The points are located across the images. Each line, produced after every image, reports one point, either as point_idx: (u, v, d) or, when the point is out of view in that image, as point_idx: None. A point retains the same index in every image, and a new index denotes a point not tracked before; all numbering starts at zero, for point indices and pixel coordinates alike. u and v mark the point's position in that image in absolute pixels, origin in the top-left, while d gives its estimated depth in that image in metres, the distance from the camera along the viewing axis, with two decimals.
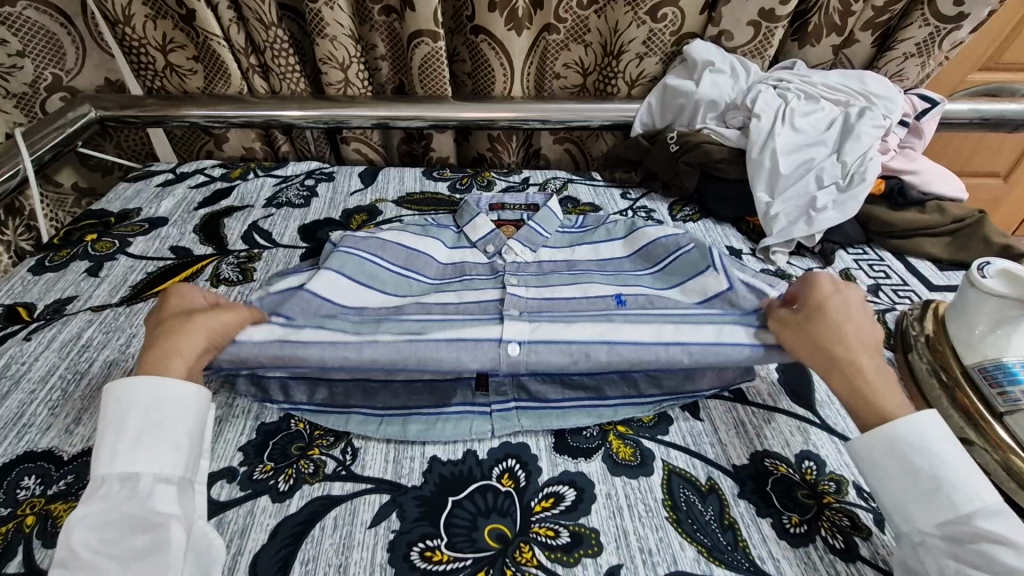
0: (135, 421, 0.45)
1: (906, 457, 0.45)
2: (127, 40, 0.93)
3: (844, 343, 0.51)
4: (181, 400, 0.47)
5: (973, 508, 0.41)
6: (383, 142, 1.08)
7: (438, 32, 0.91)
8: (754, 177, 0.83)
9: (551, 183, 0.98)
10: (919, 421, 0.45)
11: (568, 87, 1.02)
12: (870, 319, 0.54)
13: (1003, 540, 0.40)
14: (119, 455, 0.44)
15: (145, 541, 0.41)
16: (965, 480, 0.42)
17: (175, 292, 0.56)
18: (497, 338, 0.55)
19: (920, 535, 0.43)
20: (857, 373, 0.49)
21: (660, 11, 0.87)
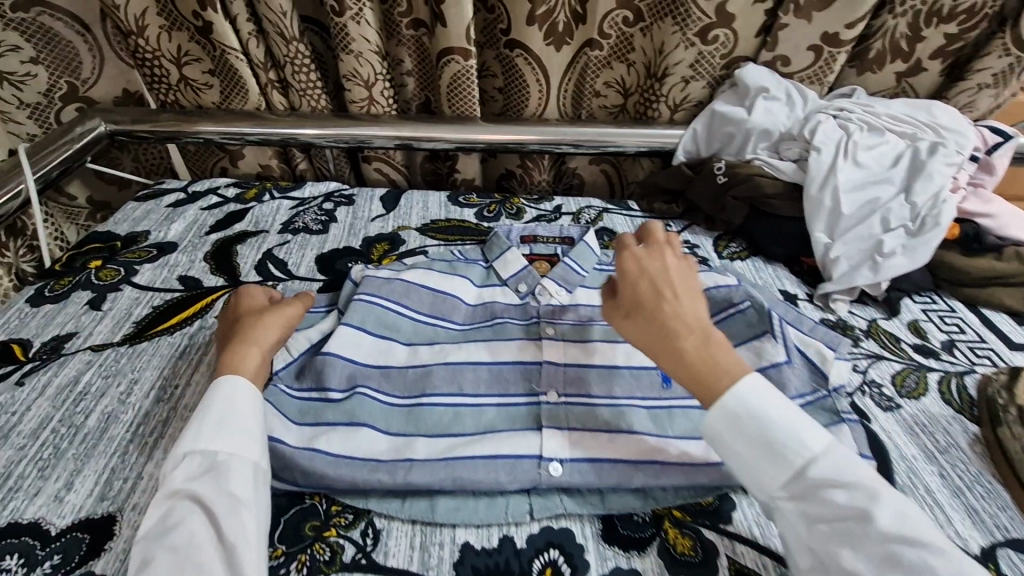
0: (214, 408, 0.49)
1: (741, 426, 0.46)
2: (140, 52, 0.88)
3: (664, 328, 0.49)
4: (252, 397, 0.52)
5: (808, 458, 0.45)
6: (405, 161, 1.02)
7: (470, 49, 0.84)
8: (812, 216, 0.76)
9: (585, 213, 0.91)
10: (739, 391, 0.46)
11: (607, 107, 0.95)
12: (677, 284, 0.53)
13: (838, 485, 0.43)
14: (201, 435, 0.48)
15: (221, 514, 0.44)
16: (795, 431, 0.45)
17: (249, 292, 0.63)
18: (537, 456, 0.52)
19: (774, 499, 0.45)
20: (681, 355, 0.48)
21: (711, 33, 0.81)
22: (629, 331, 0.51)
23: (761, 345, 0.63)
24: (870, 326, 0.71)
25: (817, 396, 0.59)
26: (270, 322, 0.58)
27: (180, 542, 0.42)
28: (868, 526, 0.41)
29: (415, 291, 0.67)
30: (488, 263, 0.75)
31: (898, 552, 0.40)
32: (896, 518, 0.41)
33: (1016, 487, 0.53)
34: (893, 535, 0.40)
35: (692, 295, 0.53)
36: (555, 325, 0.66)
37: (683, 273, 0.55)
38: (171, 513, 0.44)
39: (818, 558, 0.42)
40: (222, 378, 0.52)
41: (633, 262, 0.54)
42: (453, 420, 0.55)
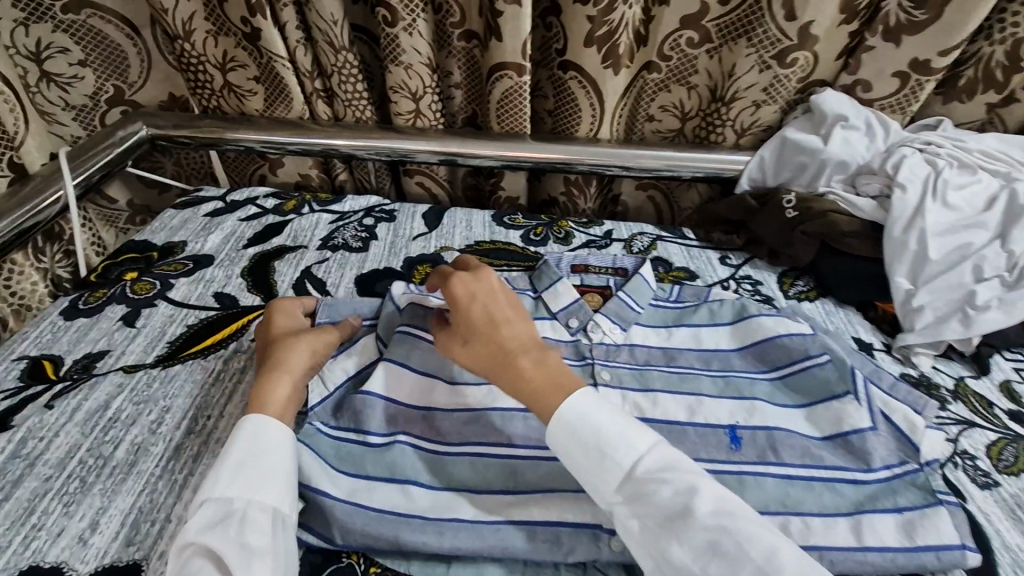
0: (234, 448, 0.46)
1: (574, 437, 0.44)
2: (186, 56, 0.85)
3: (502, 351, 0.49)
4: (273, 429, 0.48)
5: (633, 458, 0.43)
6: (448, 176, 0.98)
7: (525, 65, 0.80)
8: (893, 259, 0.69)
9: (637, 240, 0.86)
10: (567, 401, 0.45)
11: (662, 132, 0.90)
12: (505, 301, 0.53)
13: (662, 478, 0.41)
14: (218, 480, 0.44)
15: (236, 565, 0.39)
16: (618, 432, 0.44)
17: (279, 310, 0.62)
18: (595, 525, 0.47)
19: (611, 507, 0.43)
20: (518, 375, 0.48)
21: (790, 56, 0.76)
22: (469, 358, 0.50)
23: (842, 407, 0.57)
24: (958, 385, 0.65)
25: (907, 470, 0.53)
26: (302, 346, 0.56)
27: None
28: (690, 520, 0.39)
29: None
30: (536, 294, 0.71)
31: (721, 543, 0.38)
32: (718, 508, 0.40)
33: None
34: (711, 526, 0.38)
35: (523, 314, 0.53)
36: (611, 368, 0.63)
37: (510, 290, 0.55)
38: (185, 568, 0.40)
39: (654, 562, 0.40)
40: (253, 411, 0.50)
41: (462, 282, 0.53)
42: (504, 475, 0.51)
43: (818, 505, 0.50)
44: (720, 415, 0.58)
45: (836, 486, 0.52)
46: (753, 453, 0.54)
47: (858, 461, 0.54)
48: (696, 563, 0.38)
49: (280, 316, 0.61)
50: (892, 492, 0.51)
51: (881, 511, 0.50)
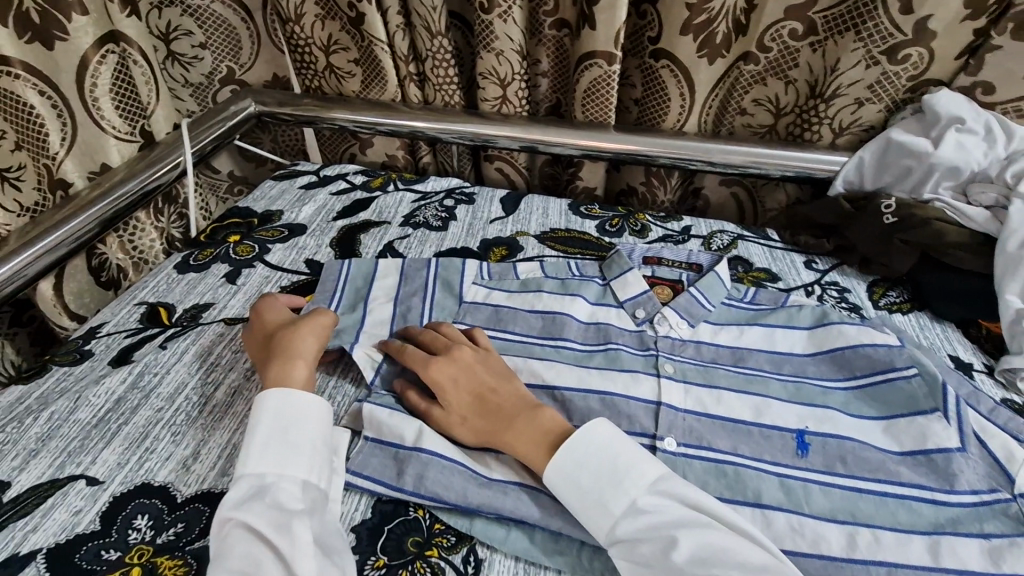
0: (261, 429, 0.50)
1: (570, 486, 0.48)
2: (295, 38, 0.91)
3: (496, 423, 0.53)
4: (298, 402, 0.52)
5: (621, 512, 0.46)
6: (527, 163, 1.00)
7: (616, 54, 0.79)
8: (1005, 274, 0.64)
9: (717, 238, 0.83)
10: (557, 454, 0.49)
11: (753, 127, 0.86)
12: (482, 370, 0.57)
13: (650, 535, 0.44)
14: (249, 458, 0.49)
15: (277, 531, 0.44)
16: (603, 490, 0.47)
17: (266, 306, 0.64)
18: None
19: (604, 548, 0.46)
20: (510, 438, 0.52)
21: (901, 52, 0.71)
22: (466, 433, 0.54)
23: (927, 424, 0.54)
24: None
25: (998, 498, 0.49)
26: (305, 331, 0.59)
27: (236, 563, 0.42)
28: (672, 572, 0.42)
29: (523, 315, 0.68)
30: (606, 281, 0.72)
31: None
32: (698, 554, 0.42)
33: None
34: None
35: (501, 377, 0.57)
36: (675, 362, 0.62)
37: (485, 357, 0.59)
38: (224, 537, 0.44)
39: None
40: (280, 391, 0.52)
41: (443, 362, 0.57)
42: None
43: (890, 520, 0.48)
44: (787, 418, 0.56)
45: (913, 504, 0.49)
46: (820, 461, 0.53)
47: (940, 481, 0.51)
48: None
49: (263, 314, 0.62)
50: (977, 518, 0.48)
51: (963, 534, 0.47)
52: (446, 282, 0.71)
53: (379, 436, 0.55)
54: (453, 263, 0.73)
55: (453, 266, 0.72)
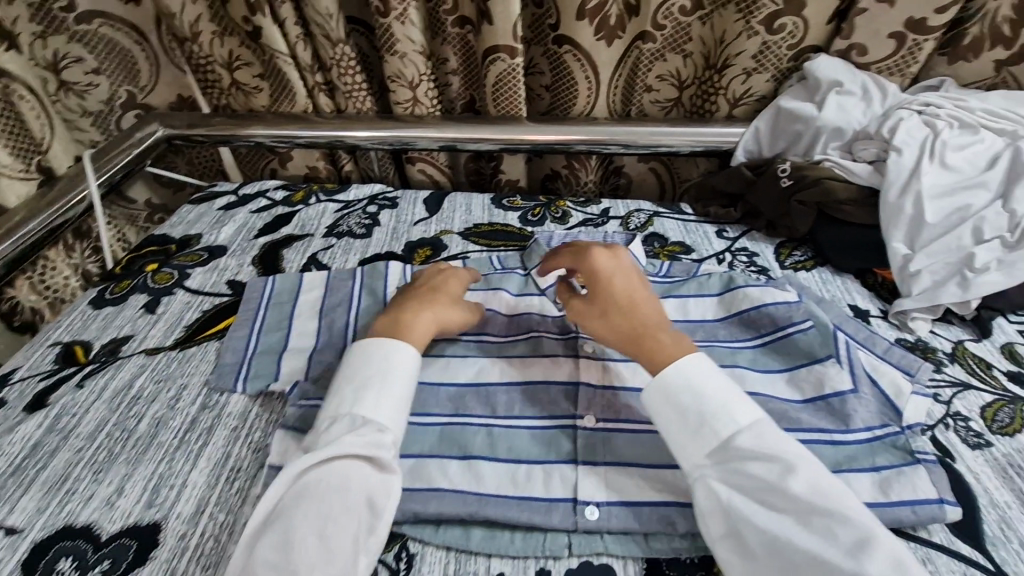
0: (391, 379, 0.53)
1: (673, 396, 0.50)
2: (195, 57, 0.90)
3: (636, 328, 0.55)
4: (412, 369, 0.55)
5: (735, 430, 0.47)
6: (449, 162, 1.01)
7: (517, 47, 0.81)
8: (889, 224, 0.69)
9: (634, 217, 0.87)
10: (680, 365, 0.51)
11: (661, 102, 0.89)
12: (639, 291, 0.58)
13: (757, 460, 0.45)
14: (377, 404, 0.51)
15: (371, 485, 0.46)
16: (725, 406, 0.48)
17: (455, 278, 0.68)
18: (572, 497, 0.51)
19: (697, 469, 0.47)
20: (646, 341, 0.54)
21: (778, 22, 0.75)
22: (606, 328, 0.57)
23: (823, 370, 0.58)
24: (955, 348, 0.64)
25: (888, 432, 0.53)
26: (453, 314, 0.63)
27: (324, 510, 0.44)
28: (788, 498, 0.42)
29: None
30: (527, 271, 0.75)
31: (809, 518, 0.42)
32: (811, 488, 0.43)
33: None
34: (804, 502, 0.42)
35: (652, 298, 0.59)
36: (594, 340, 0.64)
37: (641, 283, 0.60)
38: (326, 475, 0.46)
39: (729, 523, 0.44)
40: (404, 345, 0.55)
41: (605, 261, 0.60)
42: (487, 442, 0.55)
43: None
44: None
45: (814, 447, 0.53)
46: None
47: (837, 422, 0.54)
48: (781, 529, 0.42)
49: (447, 281, 0.67)
50: (870, 453, 0.52)
51: (858, 470, 0.51)
52: (372, 290, 0.72)
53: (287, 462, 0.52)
54: (377, 269, 0.75)
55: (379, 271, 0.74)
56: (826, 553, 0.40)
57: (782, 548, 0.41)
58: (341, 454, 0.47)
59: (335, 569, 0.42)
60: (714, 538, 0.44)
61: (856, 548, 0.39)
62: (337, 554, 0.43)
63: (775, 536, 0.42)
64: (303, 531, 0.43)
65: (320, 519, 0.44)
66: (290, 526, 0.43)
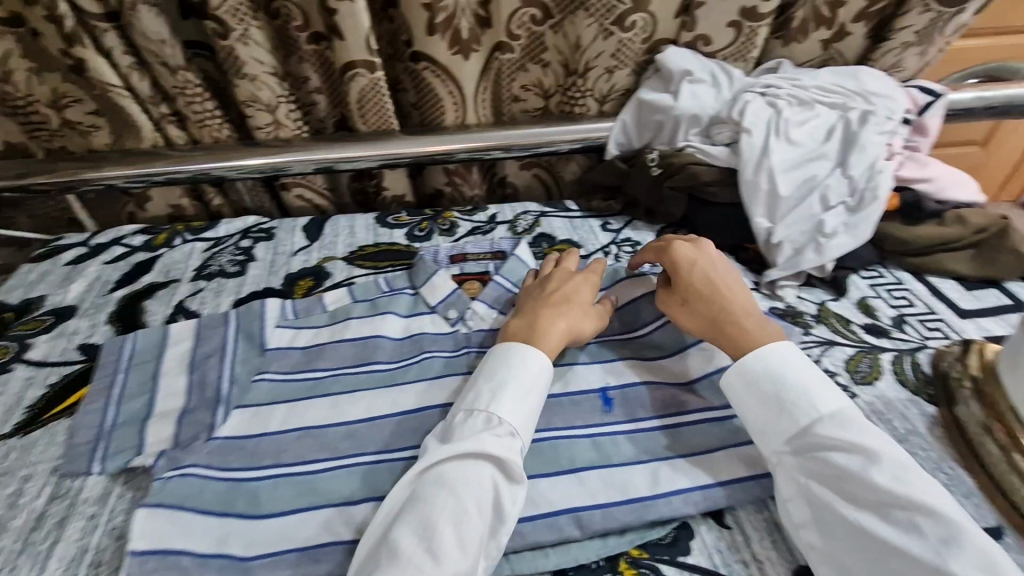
0: (518, 384, 0.53)
1: (757, 382, 0.52)
2: (12, 99, 0.80)
3: (719, 313, 0.57)
4: (541, 374, 0.55)
5: (816, 418, 0.48)
6: (328, 185, 0.97)
7: (374, 61, 0.79)
8: (749, 200, 0.72)
9: (521, 220, 0.86)
10: (773, 346, 0.53)
11: (530, 111, 0.91)
12: (735, 278, 0.61)
13: (841, 447, 0.46)
14: (512, 407, 0.51)
15: (501, 487, 0.46)
16: (810, 392, 0.50)
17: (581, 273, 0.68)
18: None
19: (777, 457, 0.49)
20: (733, 322, 0.56)
21: (628, 19, 0.77)
22: (688, 315, 0.59)
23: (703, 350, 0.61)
24: (819, 310, 0.69)
25: None
26: (588, 315, 0.63)
27: (455, 503, 0.44)
28: (869, 486, 0.43)
29: (333, 348, 0.65)
30: (416, 290, 0.72)
31: (890, 511, 0.42)
32: (892, 478, 0.43)
33: (984, 478, 0.51)
34: (885, 494, 0.42)
35: (738, 284, 0.61)
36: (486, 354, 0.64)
37: (732, 270, 0.62)
38: (456, 470, 0.46)
39: (812, 510, 0.45)
40: (530, 351, 0.56)
41: (685, 251, 0.63)
42: (384, 479, 0.52)
43: (686, 448, 0.53)
44: (592, 379, 0.60)
45: (702, 427, 0.55)
46: (623, 413, 0.57)
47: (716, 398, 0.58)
48: (863, 519, 0.42)
49: (566, 277, 0.67)
50: None
51: (740, 445, 0.53)
52: (248, 335, 0.66)
53: (150, 547, 0.47)
54: (253, 310, 0.68)
55: (253, 308, 0.68)
56: (909, 546, 0.40)
57: (865, 537, 0.42)
58: (477, 450, 0.47)
59: (463, 563, 0.42)
60: (797, 524, 0.46)
61: (942, 542, 0.39)
62: (470, 547, 0.43)
63: (856, 525, 0.42)
64: (440, 520, 0.43)
65: (451, 513, 0.43)
66: (426, 515, 0.43)
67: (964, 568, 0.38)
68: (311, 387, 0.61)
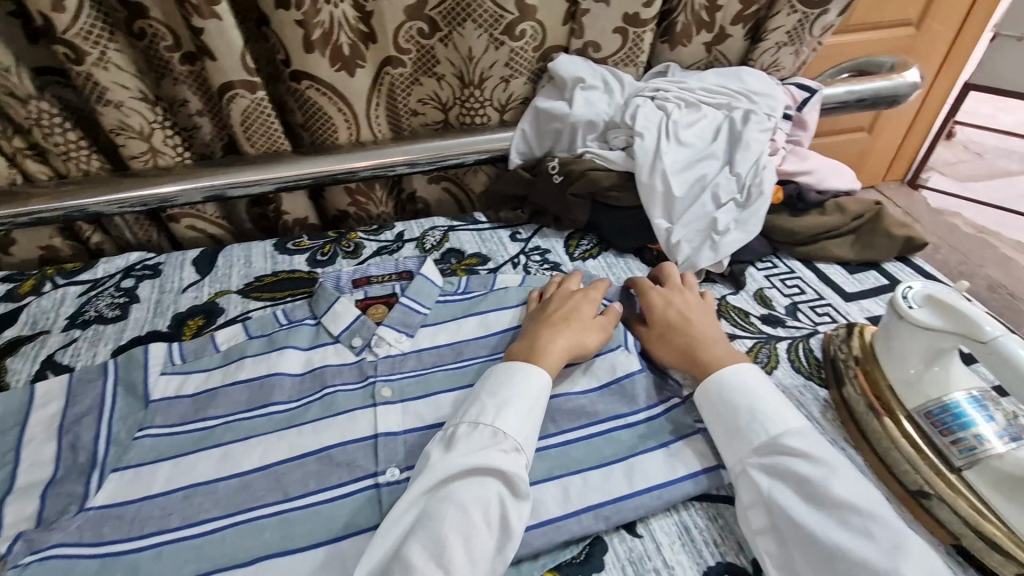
0: (520, 399, 0.52)
1: (725, 400, 0.52)
2: None
3: (689, 343, 0.59)
4: (541, 389, 0.53)
5: (784, 429, 0.49)
6: (223, 212, 0.91)
7: (254, 80, 0.75)
8: (647, 203, 0.74)
9: (429, 236, 0.84)
10: (740, 365, 0.54)
11: (430, 124, 0.90)
12: (705, 312, 0.63)
13: (805, 456, 0.47)
14: (514, 421, 0.50)
15: (508, 503, 0.46)
16: (778, 407, 0.51)
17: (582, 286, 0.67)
18: None
19: (742, 465, 0.49)
20: (701, 349, 0.57)
21: (517, 29, 0.76)
22: (663, 350, 0.60)
23: (614, 356, 0.61)
24: (721, 304, 0.71)
25: (671, 406, 0.57)
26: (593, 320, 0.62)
27: (462, 520, 0.43)
28: (829, 495, 0.44)
29: (226, 392, 0.61)
30: (317, 320, 0.68)
31: (846, 517, 0.43)
32: (852, 490, 0.44)
33: (870, 454, 0.53)
34: (843, 502, 0.43)
35: (712, 318, 0.63)
36: (393, 382, 0.61)
37: (704, 305, 0.64)
38: (461, 487, 0.46)
39: (771, 517, 0.46)
40: (529, 366, 0.54)
41: (660, 291, 0.65)
42: (280, 532, 0.49)
43: (597, 460, 0.53)
44: None
45: (612, 435, 0.55)
46: None
47: (627, 403, 0.57)
48: (821, 527, 0.43)
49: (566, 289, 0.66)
50: (659, 429, 0.55)
51: (650, 452, 0.53)
52: (131, 386, 0.60)
53: None
54: (134, 356, 0.61)
55: (136, 353, 0.61)
56: (862, 552, 0.41)
57: (819, 545, 0.42)
58: (488, 464, 0.47)
59: None
60: (754, 530, 0.47)
61: (893, 547, 0.40)
62: (481, 562, 0.42)
63: (812, 532, 0.43)
64: (450, 537, 0.42)
65: (458, 530, 0.43)
66: (432, 533, 0.42)
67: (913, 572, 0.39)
68: (200, 438, 0.57)
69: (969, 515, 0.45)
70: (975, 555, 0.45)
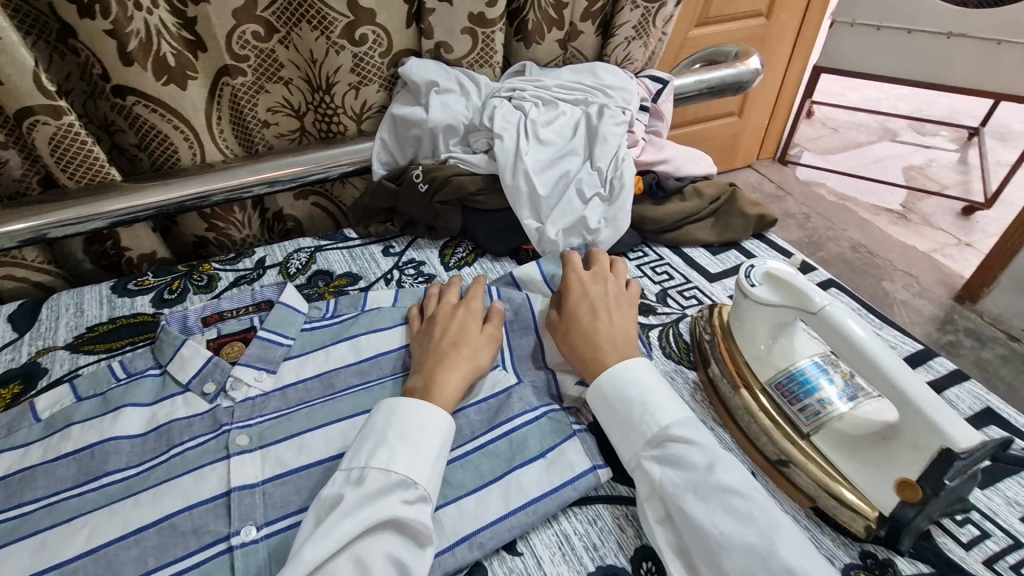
0: (410, 439, 0.47)
1: (613, 401, 0.51)
2: None
3: (588, 342, 0.55)
4: (433, 423, 0.49)
5: (675, 420, 0.49)
6: (49, 257, 0.80)
7: (58, 104, 0.65)
8: (514, 204, 0.73)
9: (293, 259, 0.78)
10: (628, 372, 0.52)
11: (284, 134, 0.83)
12: (619, 309, 0.59)
13: (693, 444, 0.47)
14: (407, 464, 0.46)
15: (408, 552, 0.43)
16: (667, 402, 0.50)
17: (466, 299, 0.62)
18: None
19: (636, 459, 0.49)
20: (599, 353, 0.54)
21: (357, 32, 0.73)
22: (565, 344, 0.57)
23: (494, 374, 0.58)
24: None
25: (554, 411, 0.55)
26: (477, 339, 0.58)
27: None
28: (715, 481, 0.44)
29: (46, 470, 0.52)
30: (162, 368, 0.60)
31: (731, 501, 0.43)
32: (735, 476, 0.44)
33: (734, 428, 0.55)
34: (728, 487, 0.44)
35: (629, 318, 0.58)
36: (251, 428, 0.55)
37: (615, 296, 0.60)
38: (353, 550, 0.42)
39: (666, 507, 0.46)
40: (414, 405, 0.49)
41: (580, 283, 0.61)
42: None
43: (472, 482, 0.50)
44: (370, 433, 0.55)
45: (489, 449, 0.52)
46: None
47: (504, 414, 0.55)
48: (707, 516, 0.43)
49: (443, 308, 0.62)
50: (539, 436, 0.53)
51: (527, 463, 0.51)
52: None
53: None
54: None
55: None
56: (744, 535, 0.41)
57: (708, 533, 0.42)
58: (395, 518, 0.43)
59: None
60: (653, 520, 0.47)
61: (770, 529, 0.42)
62: None
63: (703, 523, 0.43)
64: None
65: None
66: None
67: (789, 552, 0.40)
68: (11, 528, 0.49)
69: (819, 479, 0.48)
70: (830, 513, 0.48)
